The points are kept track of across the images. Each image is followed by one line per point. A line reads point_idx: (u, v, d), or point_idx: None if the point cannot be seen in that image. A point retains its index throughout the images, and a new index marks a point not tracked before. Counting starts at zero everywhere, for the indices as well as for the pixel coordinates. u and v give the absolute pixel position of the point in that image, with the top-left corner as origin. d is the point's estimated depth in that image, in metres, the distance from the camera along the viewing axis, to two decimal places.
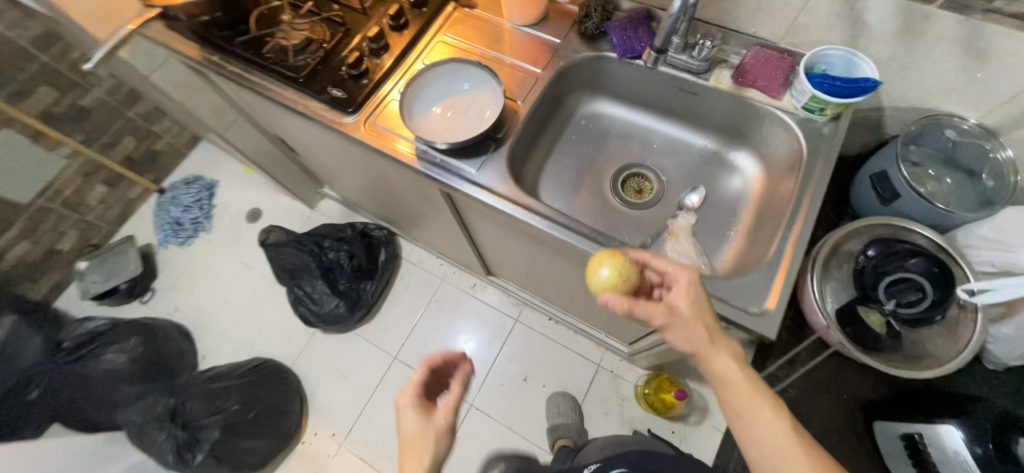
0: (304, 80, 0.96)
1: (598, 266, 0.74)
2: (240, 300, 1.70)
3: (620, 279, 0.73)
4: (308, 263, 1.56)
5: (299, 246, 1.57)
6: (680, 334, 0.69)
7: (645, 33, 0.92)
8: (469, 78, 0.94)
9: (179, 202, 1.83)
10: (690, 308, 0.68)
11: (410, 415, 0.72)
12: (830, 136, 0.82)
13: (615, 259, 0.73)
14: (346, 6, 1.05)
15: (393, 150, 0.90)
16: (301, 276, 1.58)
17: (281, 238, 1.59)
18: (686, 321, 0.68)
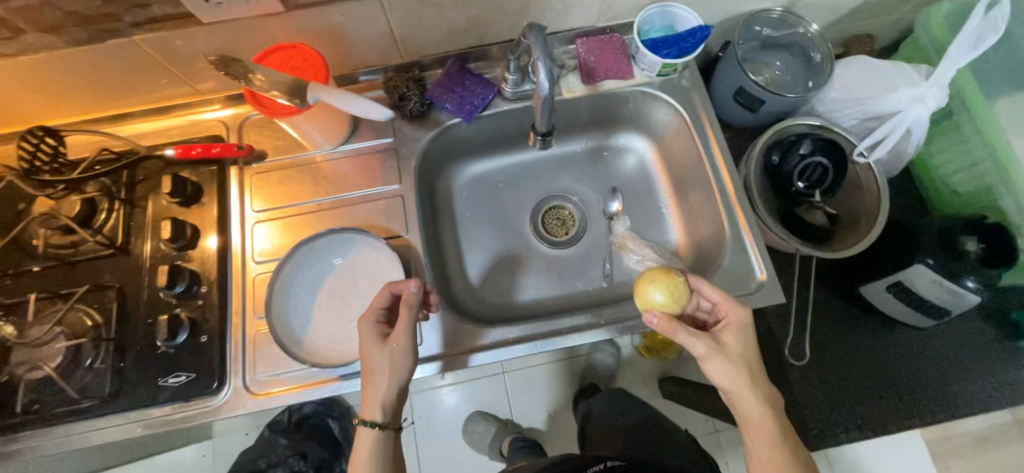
0: (116, 395, 0.66)
1: (653, 289, 0.67)
2: None
3: (670, 305, 0.66)
4: None
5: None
6: (717, 368, 0.61)
7: (474, 82, 0.80)
8: (326, 255, 0.71)
9: None
10: (736, 346, 0.62)
11: (366, 335, 0.62)
12: (691, 86, 0.83)
13: (674, 284, 0.67)
14: (89, 259, 0.70)
15: (309, 389, 0.67)
16: None
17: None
18: (733, 363, 0.61)
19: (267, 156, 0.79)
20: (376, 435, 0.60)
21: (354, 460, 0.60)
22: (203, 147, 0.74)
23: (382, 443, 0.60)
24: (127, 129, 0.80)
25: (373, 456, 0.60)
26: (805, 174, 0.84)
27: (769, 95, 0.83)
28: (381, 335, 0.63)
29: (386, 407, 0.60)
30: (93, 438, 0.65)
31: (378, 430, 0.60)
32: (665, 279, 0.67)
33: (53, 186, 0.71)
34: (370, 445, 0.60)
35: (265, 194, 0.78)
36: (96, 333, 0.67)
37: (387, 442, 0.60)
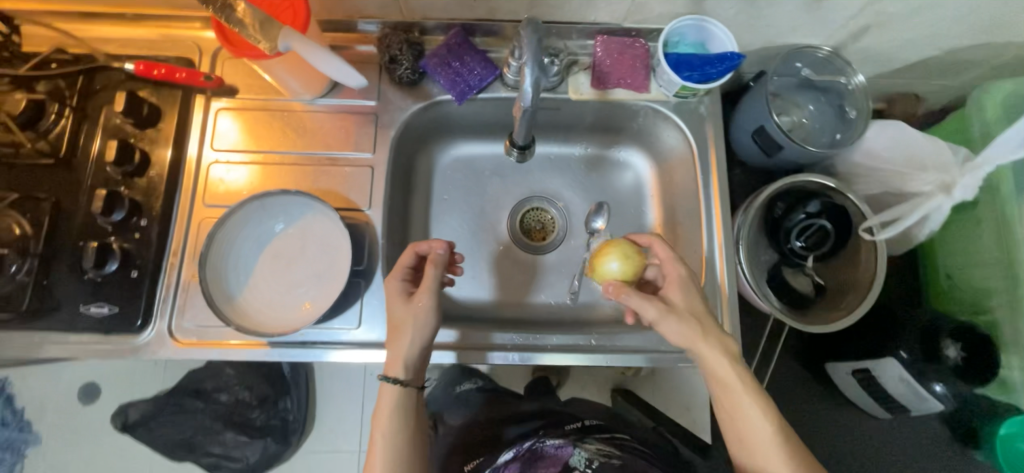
0: (35, 313, 0.63)
1: (607, 257, 0.66)
2: None
3: (628, 272, 0.66)
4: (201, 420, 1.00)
5: (177, 408, 1.00)
6: (671, 327, 0.61)
7: (475, 60, 0.73)
8: (275, 213, 0.67)
9: None
10: (681, 301, 0.63)
11: (393, 290, 0.64)
12: (708, 115, 0.76)
13: (625, 251, 0.66)
14: (29, 164, 0.66)
15: (235, 349, 0.64)
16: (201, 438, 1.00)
17: (146, 409, 1.00)
18: (680, 317, 0.61)
19: (238, 92, 0.73)
20: (403, 390, 0.62)
21: (379, 417, 0.62)
22: (167, 69, 0.68)
23: (407, 399, 0.62)
24: (93, 30, 0.73)
25: (394, 414, 0.62)
26: (805, 233, 0.77)
27: (790, 144, 0.76)
28: (405, 291, 0.64)
29: (406, 364, 0.61)
30: (8, 350, 0.63)
31: (406, 388, 0.62)
32: (615, 248, 0.67)
33: (2, 78, 0.67)
34: (394, 400, 0.62)
35: (229, 133, 0.72)
36: (23, 245, 0.63)
37: (408, 399, 0.62)
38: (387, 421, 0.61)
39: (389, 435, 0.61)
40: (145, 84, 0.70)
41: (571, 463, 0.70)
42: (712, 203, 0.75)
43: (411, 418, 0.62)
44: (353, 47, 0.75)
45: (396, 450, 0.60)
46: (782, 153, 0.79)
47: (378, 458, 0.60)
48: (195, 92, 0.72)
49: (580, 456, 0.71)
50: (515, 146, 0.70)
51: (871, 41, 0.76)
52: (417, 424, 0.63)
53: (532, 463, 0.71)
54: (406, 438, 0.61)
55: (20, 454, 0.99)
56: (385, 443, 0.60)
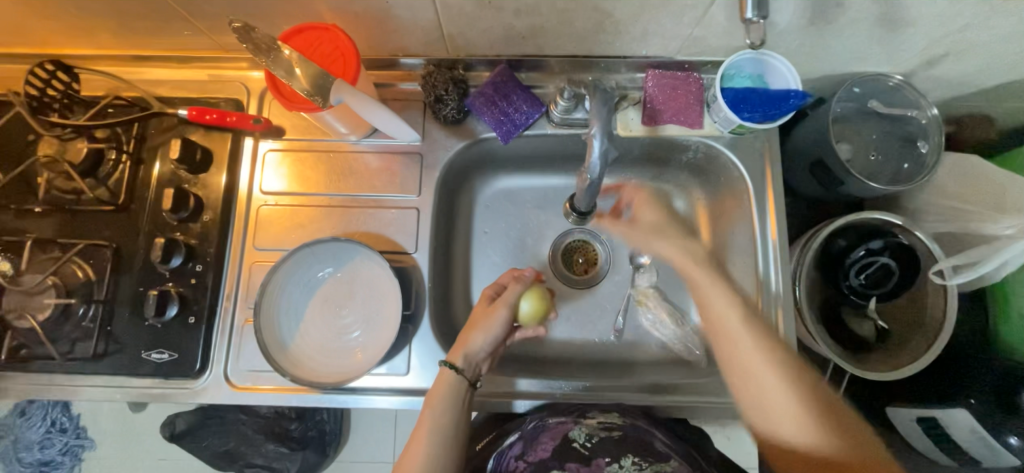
0: (101, 356, 0.65)
1: (522, 292, 0.67)
2: None
3: (540, 309, 0.67)
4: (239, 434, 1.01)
5: (222, 421, 0.98)
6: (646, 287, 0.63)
7: (521, 98, 0.71)
8: (324, 259, 0.67)
9: (27, 445, 1.05)
10: (664, 248, 0.67)
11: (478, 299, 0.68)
12: (765, 150, 0.73)
13: (531, 289, 0.68)
14: (90, 210, 0.68)
15: (287, 393, 0.66)
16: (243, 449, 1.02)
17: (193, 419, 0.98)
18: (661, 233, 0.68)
19: (285, 133, 0.73)
20: (458, 379, 0.61)
21: (430, 399, 0.61)
22: (218, 114, 0.69)
23: (459, 387, 0.62)
24: (145, 73, 0.74)
25: (448, 398, 0.62)
26: (866, 270, 0.73)
27: (853, 181, 0.72)
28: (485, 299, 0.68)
29: (468, 354, 0.63)
30: (77, 392, 0.66)
31: (461, 380, 0.62)
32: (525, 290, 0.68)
33: (62, 127, 0.68)
34: (451, 388, 0.62)
35: (276, 175, 0.72)
36: (88, 291, 0.66)
37: (458, 388, 0.61)
38: (436, 402, 0.61)
39: (437, 416, 0.60)
40: (196, 128, 0.71)
41: (573, 437, 0.64)
42: (768, 243, 0.72)
43: (458, 405, 0.61)
44: (396, 85, 0.74)
45: (444, 431, 0.59)
46: (843, 189, 0.75)
47: (424, 435, 0.59)
48: (245, 134, 0.73)
49: (580, 430, 0.65)
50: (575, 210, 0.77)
51: (947, 68, 0.71)
52: (464, 413, 0.62)
53: (534, 436, 0.66)
54: (452, 419, 0.60)
55: (78, 457, 1.04)
56: (433, 422, 0.59)
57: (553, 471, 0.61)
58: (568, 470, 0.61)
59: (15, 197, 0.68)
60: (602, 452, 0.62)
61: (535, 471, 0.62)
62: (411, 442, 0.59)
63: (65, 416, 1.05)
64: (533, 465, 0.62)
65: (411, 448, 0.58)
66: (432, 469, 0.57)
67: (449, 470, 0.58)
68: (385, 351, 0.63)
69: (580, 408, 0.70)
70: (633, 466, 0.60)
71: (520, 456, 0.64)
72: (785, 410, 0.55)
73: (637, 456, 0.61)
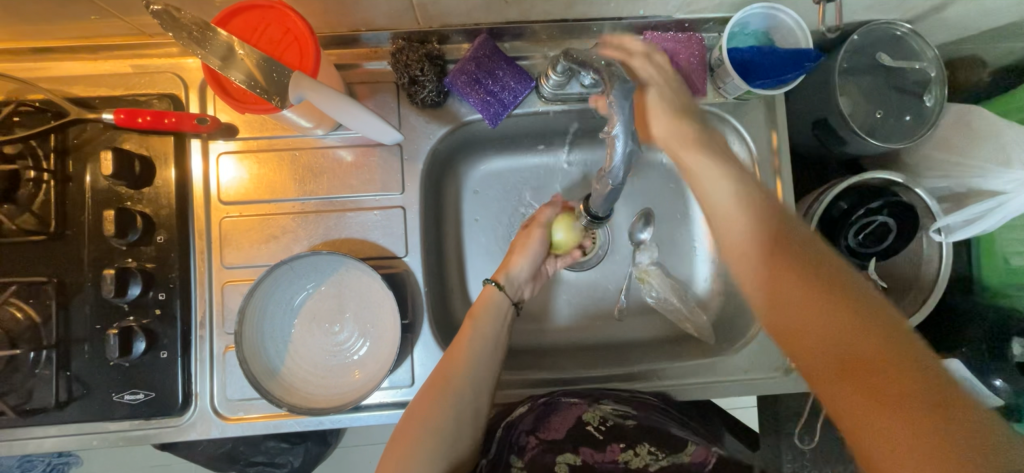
0: (65, 404, 0.58)
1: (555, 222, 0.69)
2: None
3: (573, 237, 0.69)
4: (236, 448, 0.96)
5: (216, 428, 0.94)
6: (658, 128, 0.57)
7: (508, 73, 0.63)
8: (307, 272, 0.61)
9: None
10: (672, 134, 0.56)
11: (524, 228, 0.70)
12: (772, 115, 0.68)
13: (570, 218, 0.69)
14: (18, 242, 0.58)
15: (284, 418, 0.61)
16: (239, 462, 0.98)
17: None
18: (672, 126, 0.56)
19: (238, 131, 0.64)
20: (498, 294, 0.65)
21: (474, 310, 0.63)
22: (152, 116, 0.58)
23: (501, 305, 0.64)
24: (49, 70, 0.61)
25: (492, 311, 0.63)
26: (865, 230, 0.74)
27: (857, 141, 0.69)
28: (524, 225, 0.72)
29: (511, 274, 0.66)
30: (44, 443, 0.60)
31: (503, 294, 0.65)
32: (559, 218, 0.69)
33: None
34: (494, 299, 0.64)
35: (234, 181, 0.63)
36: (35, 335, 0.58)
37: (502, 305, 0.65)
38: (480, 314, 0.63)
39: (481, 328, 0.61)
40: (129, 133, 0.60)
41: (586, 419, 0.63)
42: None
43: (500, 323, 0.63)
44: (361, 66, 0.64)
45: (486, 342, 0.61)
46: (846, 149, 0.72)
47: (466, 342, 0.60)
48: (191, 136, 0.63)
49: (594, 413, 0.63)
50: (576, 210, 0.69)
51: (952, 13, 0.68)
52: (506, 329, 0.63)
53: (546, 413, 0.63)
54: (493, 329, 0.62)
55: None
56: (479, 332, 0.61)
57: (566, 453, 0.62)
58: (581, 455, 0.62)
59: None
60: (616, 439, 0.63)
61: (546, 449, 0.62)
62: (452, 349, 0.60)
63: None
64: (545, 444, 0.62)
65: (452, 353, 0.60)
66: (472, 372, 0.58)
67: (485, 381, 0.59)
68: (388, 367, 0.58)
69: (593, 392, 0.65)
70: (649, 455, 0.61)
71: (532, 432, 0.62)
72: (792, 296, 0.45)
73: (654, 445, 0.62)
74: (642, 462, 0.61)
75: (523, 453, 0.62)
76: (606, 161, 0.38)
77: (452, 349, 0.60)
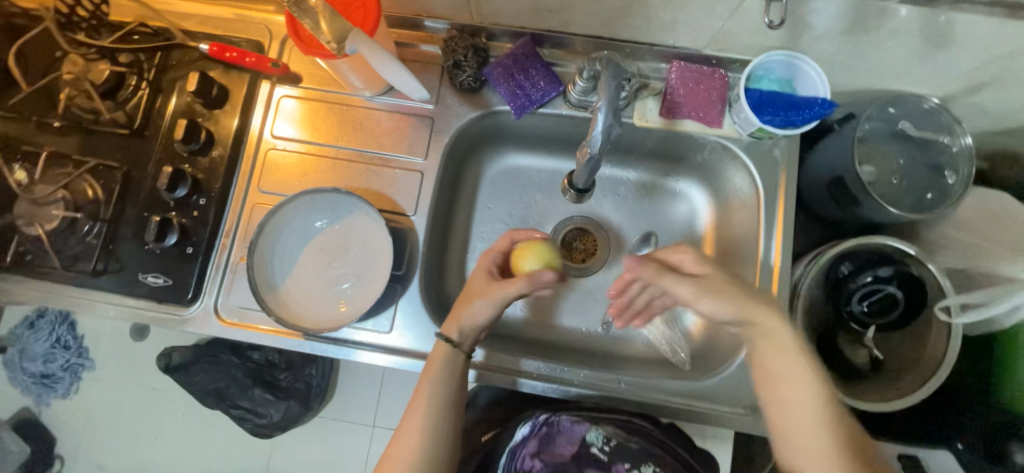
0: (100, 273, 0.67)
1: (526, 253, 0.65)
2: (163, 438, 1.13)
3: (548, 269, 0.65)
4: (231, 379, 1.04)
5: (214, 360, 1.04)
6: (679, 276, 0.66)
7: (540, 73, 0.69)
8: (325, 208, 0.68)
9: (30, 356, 1.15)
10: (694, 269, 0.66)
11: (484, 264, 0.66)
12: (785, 159, 0.69)
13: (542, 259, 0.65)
14: (107, 132, 0.69)
15: (270, 333, 0.67)
16: (229, 394, 1.05)
17: (189, 354, 1.03)
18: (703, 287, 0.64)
19: (301, 81, 0.74)
20: (453, 349, 0.62)
21: (427, 370, 0.62)
22: (237, 53, 0.69)
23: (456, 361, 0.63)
24: (171, 4, 0.75)
25: (443, 370, 0.62)
26: (870, 298, 0.71)
27: (870, 203, 0.69)
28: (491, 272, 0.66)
29: (466, 326, 0.63)
30: (74, 305, 0.68)
31: (455, 350, 0.63)
32: (530, 248, 0.65)
33: (88, 47, 0.69)
34: (445, 354, 0.62)
35: (287, 121, 0.73)
36: (95, 209, 0.67)
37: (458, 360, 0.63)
38: (439, 369, 0.62)
39: (434, 392, 0.61)
40: (215, 64, 0.72)
41: (589, 440, 0.65)
42: (772, 256, 0.69)
43: (459, 374, 0.63)
44: (416, 46, 0.73)
45: (439, 407, 0.61)
46: (860, 210, 0.72)
47: (423, 402, 0.60)
48: (262, 76, 0.73)
49: (597, 433, 0.65)
50: (573, 187, 0.74)
51: (989, 98, 0.68)
52: (460, 384, 0.63)
53: (550, 437, 0.65)
54: (451, 384, 0.62)
55: (77, 376, 1.14)
56: (434, 387, 0.61)
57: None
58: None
59: (40, 106, 0.69)
60: (620, 458, 0.63)
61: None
62: (416, 400, 0.61)
63: (70, 334, 1.16)
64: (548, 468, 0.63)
65: (409, 424, 0.60)
66: (427, 430, 0.60)
67: (439, 437, 0.60)
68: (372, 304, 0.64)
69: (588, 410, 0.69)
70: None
71: (537, 454, 0.64)
72: (816, 448, 0.57)
73: (657, 466, 0.63)
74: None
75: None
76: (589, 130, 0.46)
77: (408, 413, 0.61)
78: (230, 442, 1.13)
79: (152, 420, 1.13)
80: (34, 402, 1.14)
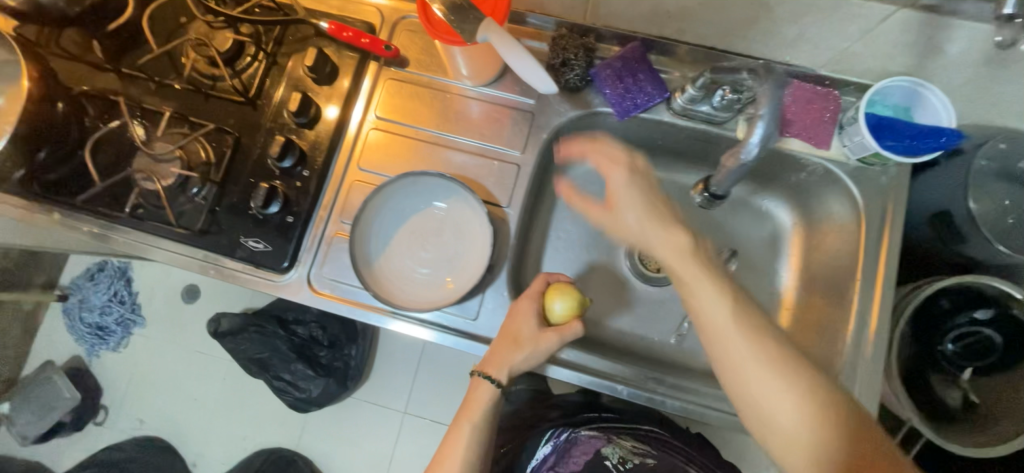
0: (204, 233, 0.69)
1: (552, 297, 0.64)
2: (210, 400, 1.15)
3: (569, 317, 0.64)
4: (275, 349, 1.04)
5: (261, 330, 1.04)
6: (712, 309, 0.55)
7: (648, 79, 0.70)
8: (430, 191, 0.69)
9: (88, 305, 1.20)
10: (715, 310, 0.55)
11: (524, 309, 0.64)
12: (892, 187, 0.68)
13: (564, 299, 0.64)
14: (222, 98, 0.72)
15: (360, 308, 0.68)
16: (271, 364, 1.05)
17: (236, 323, 1.04)
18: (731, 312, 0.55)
19: (408, 66, 0.75)
20: (491, 394, 0.62)
21: (466, 416, 0.63)
22: (354, 33, 0.72)
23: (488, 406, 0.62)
24: None
25: (473, 426, 0.63)
26: (964, 337, 0.70)
27: (979, 240, 0.67)
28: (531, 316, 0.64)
29: (510, 369, 0.62)
30: (174, 261, 0.71)
31: (498, 392, 0.63)
32: (554, 290, 0.65)
33: (215, 15, 0.72)
34: (487, 399, 0.63)
35: (391, 103, 0.75)
36: (206, 171, 0.70)
37: (494, 403, 0.63)
38: (476, 419, 0.63)
39: (467, 447, 0.61)
40: (331, 42, 0.74)
41: (604, 454, 0.67)
42: (872, 286, 0.66)
43: (493, 418, 0.64)
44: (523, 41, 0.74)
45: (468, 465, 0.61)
46: (964, 248, 0.70)
47: (456, 447, 0.61)
48: (372, 58, 0.75)
49: (614, 450, 0.68)
50: (709, 192, 0.69)
51: None
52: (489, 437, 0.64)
53: (566, 450, 0.70)
54: (484, 439, 0.63)
55: (129, 331, 1.19)
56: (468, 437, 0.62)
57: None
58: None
59: (164, 67, 0.73)
60: None
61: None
62: (445, 447, 0.62)
63: (125, 290, 1.21)
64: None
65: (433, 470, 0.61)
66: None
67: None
68: (467, 291, 0.65)
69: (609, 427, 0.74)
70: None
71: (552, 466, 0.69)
72: None
73: None
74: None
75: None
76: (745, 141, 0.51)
77: (437, 458, 0.62)
78: (273, 413, 1.14)
79: (202, 382, 1.16)
80: (86, 351, 1.19)
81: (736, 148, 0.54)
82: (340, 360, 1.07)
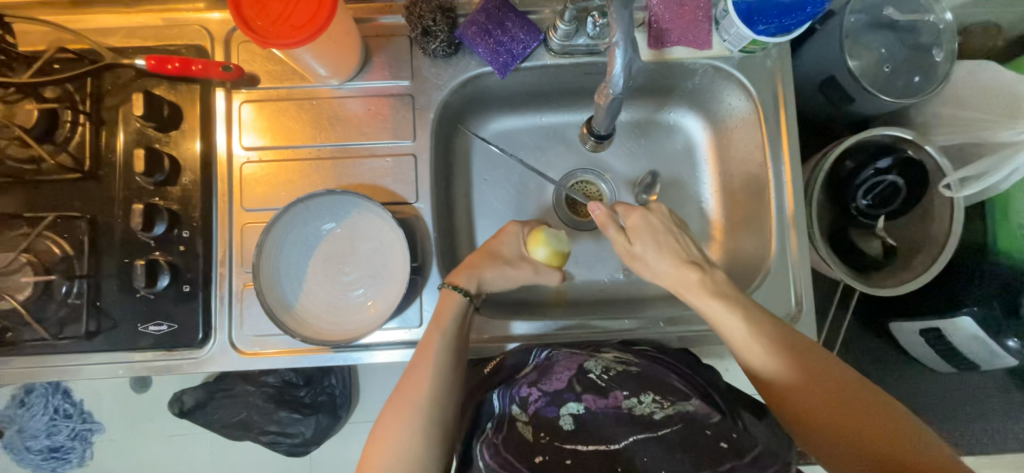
0: (95, 334, 0.62)
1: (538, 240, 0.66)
2: None
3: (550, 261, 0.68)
4: (251, 403, 0.91)
5: (229, 394, 0.91)
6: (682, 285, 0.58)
7: (517, 25, 0.65)
8: (329, 212, 0.64)
9: (27, 430, 0.95)
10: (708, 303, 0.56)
11: (511, 231, 0.68)
12: (775, 69, 0.69)
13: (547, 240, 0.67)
14: (54, 180, 0.62)
15: (300, 355, 0.64)
16: (252, 421, 0.92)
17: (199, 396, 0.90)
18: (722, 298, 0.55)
19: (259, 81, 0.67)
20: (463, 304, 0.61)
21: (437, 317, 0.60)
22: (180, 62, 0.62)
23: (460, 309, 0.61)
24: (90, 21, 0.66)
25: (453, 320, 0.60)
26: (872, 190, 0.73)
27: (865, 98, 0.69)
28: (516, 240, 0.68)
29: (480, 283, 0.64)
30: (75, 370, 0.64)
31: (465, 302, 0.62)
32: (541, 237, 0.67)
33: (4, 87, 0.60)
34: (456, 310, 0.61)
35: (256, 127, 0.67)
36: (69, 267, 0.61)
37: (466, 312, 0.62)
38: (445, 324, 0.59)
39: (444, 337, 0.59)
40: (159, 79, 0.64)
41: (587, 368, 0.57)
42: (781, 167, 0.68)
43: (463, 330, 0.61)
44: (376, 19, 0.67)
45: (449, 353, 0.58)
46: (854, 107, 0.72)
47: (431, 361, 0.57)
48: (214, 83, 0.66)
49: (596, 363, 0.58)
50: (593, 134, 0.65)
51: None
52: (466, 334, 0.61)
53: (547, 368, 0.59)
54: (464, 343, 0.60)
55: (89, 440, 0.96)
56: (439, 345, 0.58)
57: (569, 403, 0.54)
58: (584, 402, 0.54)
59: None
60: (619, 386, 0.55)
61: (550, 400, 0.55)
62: (418, 361, 0.57)
63: (68, 402, 0.96)
64: (548, 396, 0.55)
65: (417, 365, 0.57)
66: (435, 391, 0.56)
67: (449, 395, 0.56)
68: (395, 304, 0.61)
69: (594, 343, 0.65)
70: (653, 404, 0.53)
71: (535, 383, 0.57)
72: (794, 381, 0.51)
73: (658, 394, 0.54)
74: (647, 408, 0.52)
75: (526, 405, 0.55)
76: (608, 67, 0.50)
77: (419, 353, 0.58)
78: None
79: None
80: None
81: (603, 83, 0.53)
82: (322, 389, 0.94)
